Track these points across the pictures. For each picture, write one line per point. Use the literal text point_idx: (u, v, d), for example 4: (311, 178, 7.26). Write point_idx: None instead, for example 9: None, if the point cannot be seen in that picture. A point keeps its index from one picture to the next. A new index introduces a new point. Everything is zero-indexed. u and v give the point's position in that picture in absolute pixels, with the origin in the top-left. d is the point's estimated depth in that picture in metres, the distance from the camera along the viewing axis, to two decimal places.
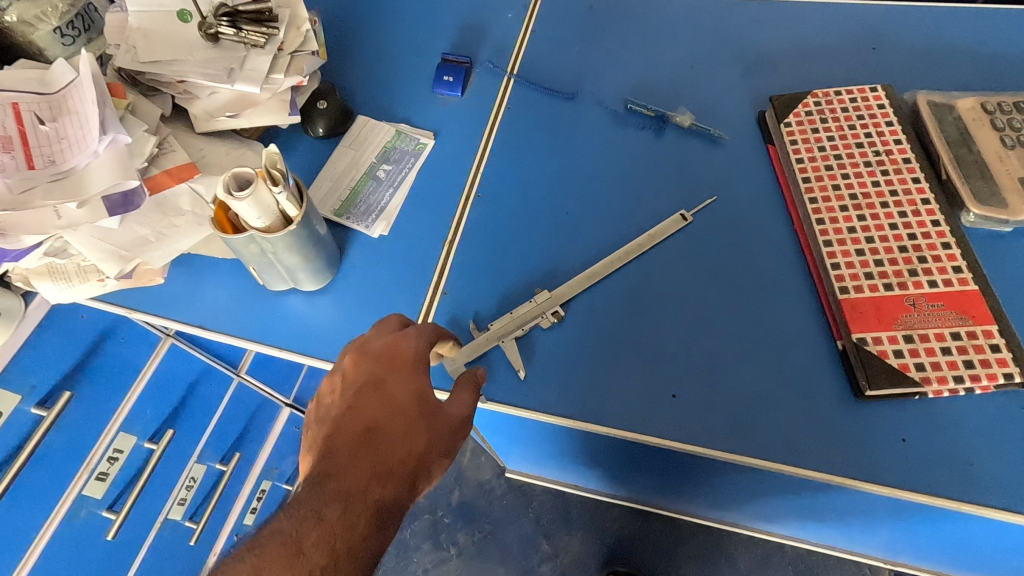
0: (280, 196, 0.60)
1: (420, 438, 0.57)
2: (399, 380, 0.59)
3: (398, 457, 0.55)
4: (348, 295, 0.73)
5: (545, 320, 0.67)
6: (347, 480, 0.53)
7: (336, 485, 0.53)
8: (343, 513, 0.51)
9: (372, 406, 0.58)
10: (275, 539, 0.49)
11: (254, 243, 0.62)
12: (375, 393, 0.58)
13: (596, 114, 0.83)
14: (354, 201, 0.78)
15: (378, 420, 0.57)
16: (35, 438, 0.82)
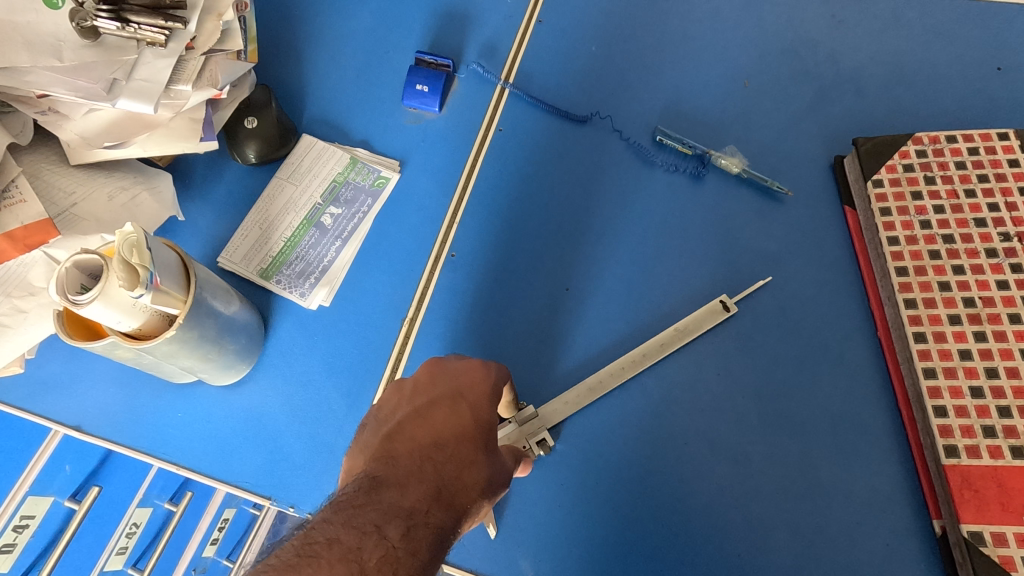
0: (142, 299, 0.41)
1: (488, 469, 0.40)
2: (480, 398, 0.43)
3: (470, 485, 0.38)
4: (268, 393, 0.55)
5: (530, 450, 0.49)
6: (407, 493, 0.36)
7: (395, 498, 0.35)
8: (407, 534, 0.33)
9: (442, 419, 0.41)
10: (319, 552, 0.31)
11: (122, 348, 0.44)
12: (449, 408, 0.42)
13: (614, 146, 0.62)
14: (291, 275, 0.59)
15: (448, 435, 0.40)
16: None
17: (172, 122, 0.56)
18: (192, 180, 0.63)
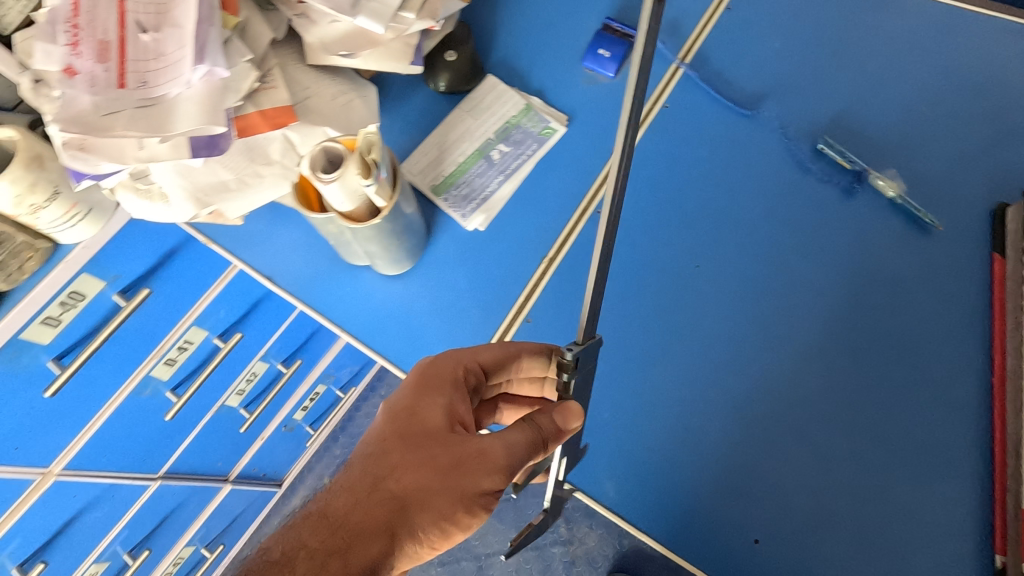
0: (369, 189, 0.51)
1: (415, 478, 0.45)
2: (418, 410, 0.48)
3: (403, 474, 0.45)
4: (418, 290, 0.65)
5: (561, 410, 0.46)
6: (322, 530, 0.43)
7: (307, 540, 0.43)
8: None
9: (380, 434, 0.48)
10: None
11: (334, 225, 0.55)
12: (397, 416, 0.49)
13: (771, 145, 0.65)
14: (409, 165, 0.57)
15: (401, 437, 0.47)
16: (209, 369, 1.02)
17: (391, 43, 0.65)
18: (388, 95, 0.72)
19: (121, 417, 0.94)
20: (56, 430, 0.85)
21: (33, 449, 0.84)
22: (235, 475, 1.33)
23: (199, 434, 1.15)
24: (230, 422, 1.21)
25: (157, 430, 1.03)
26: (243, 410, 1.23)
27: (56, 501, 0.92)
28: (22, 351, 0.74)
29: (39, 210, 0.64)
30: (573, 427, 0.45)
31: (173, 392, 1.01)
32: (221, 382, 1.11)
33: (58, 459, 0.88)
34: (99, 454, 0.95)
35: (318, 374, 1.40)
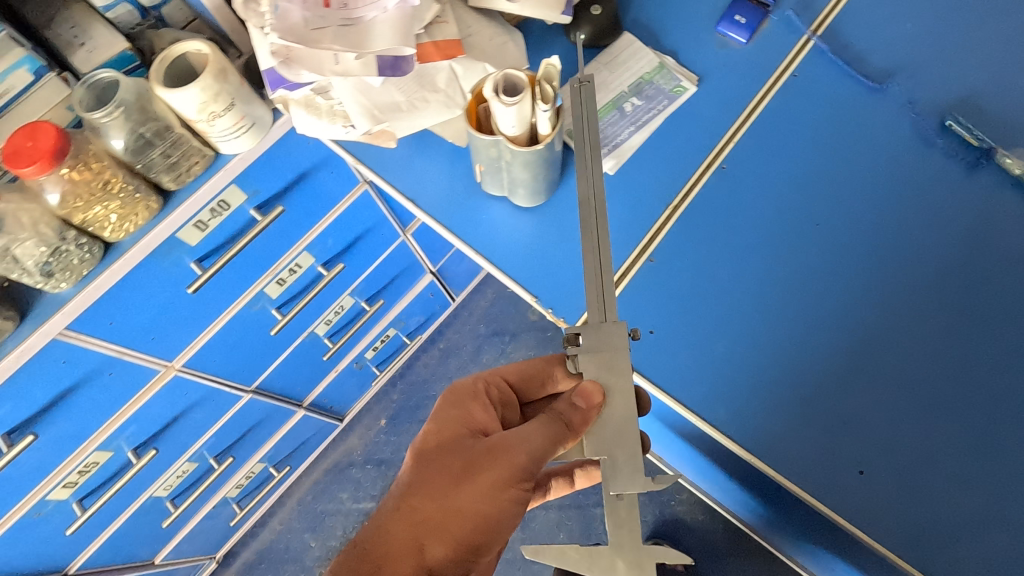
0: (541, 114, 0.57)
1: (437, 477, 0.58)
2: (441, 431, 0.63)
3: (430, 482, 0.58)
4: (549, 224, 0.71)
5: (612, 362, 0.49)
6: (374, 531, 0.57)
7: (364, 541, 0.57)
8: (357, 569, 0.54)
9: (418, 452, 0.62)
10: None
11: (497, 148, 0.60)
12: (429, 437, 0.63)
13: (899, 117, 0.69)
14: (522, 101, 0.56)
15: (432, 450, 0.61)
16: (313, 292, 1.10)
17: None
18: (529, 43, 0.77)
19: (235, 325, 1.02)
20: (186, 329, 0.94)
21: (165, 342, 0.92)
22: (308, 402, 1.42)
23: (289, 356, 1.23)
24: (315, 349, 1.29)
25: (259, 344, 1.12)
26: (327, 340, 1.31)
27: (172, 394, 1.01)
28: (175, 248, 0.83)
29: (215, 117, 0.72)
30: (597, 402, 0.48)
31: (278, 310, 1.09)
32: (316, 309, 1.20)
33: (180, 355, 0.97)
34: (211, 358, 1.04)
35: (390, 317, 1.48)
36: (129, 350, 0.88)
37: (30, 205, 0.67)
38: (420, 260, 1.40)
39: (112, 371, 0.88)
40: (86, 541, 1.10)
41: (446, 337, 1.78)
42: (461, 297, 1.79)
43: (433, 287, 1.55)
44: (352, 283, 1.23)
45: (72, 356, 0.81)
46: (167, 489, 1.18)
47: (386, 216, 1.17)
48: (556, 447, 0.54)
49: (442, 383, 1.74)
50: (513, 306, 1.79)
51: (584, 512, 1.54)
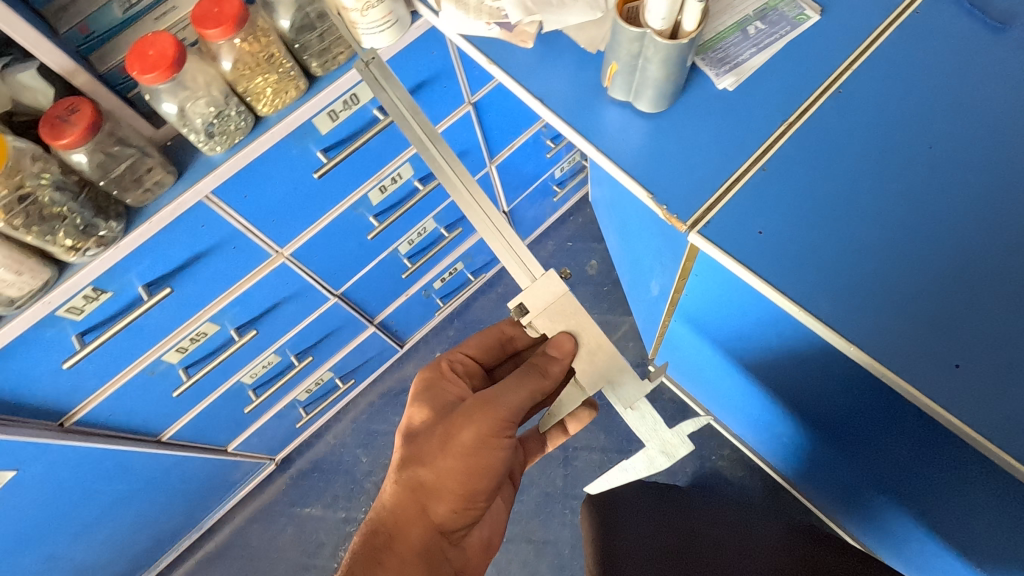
0: (692, 7, 0.62)
1: (425, 448, 0.77)
2: (422, 413, 0.82)
3: (422, 450, 0.77)
4: (668, 130, 0.76)
5: (569, 313, 0.72)
6: (385, 509, 0.78)
7: (380, 518, 0.78)
8: (379, 538, 0.76)
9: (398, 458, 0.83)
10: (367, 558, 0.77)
11: (641, 41, 0.67)
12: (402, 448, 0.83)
13: (1013, 59, 0.73)
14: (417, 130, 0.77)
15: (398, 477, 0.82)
16: (410, 203, 1.17)
17: None
18: None
19: (338, 224, 1.11)
20: (301, 217, 1.02)
21: (282, 227, 1.01)
22: (377, 321, 1.50)
23: (373, 269, 1.31)
24: (395, 267, 1.37)
25: (353, 249, 1.20)
26: (406, 260, 1.38)
27: (277, 281, 1.10)
28: (308, 134, 0.90)
29: (368, 8, 0.79)
30: (570, 347, 0.71)
31: (375, 217, 1.16)
32: (404, 225, 1.27)
33: (289, 244, 1.06)
34: (314, 253, 1.12)
35: (461, 250, 1.55)
36: (253, 227, 0.96)
37: (208, 68, 0.77)
38: (497, 196, 1.48)
39: (236, 246, 0.96)
40: (181, 412, 1.19)
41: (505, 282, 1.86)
42: (522, 245, 1.85)
43: (503, 227, 1.62)
44: (438, 205, 1.30)
45: (210, 223, 0.89)
46: (252, 378, 1.28)
47: (479, 143, 1.24)
48: (527, 397, 0.75)
49: None
50: (572, 259, 1.86)
51: (626, 457, 1.61)
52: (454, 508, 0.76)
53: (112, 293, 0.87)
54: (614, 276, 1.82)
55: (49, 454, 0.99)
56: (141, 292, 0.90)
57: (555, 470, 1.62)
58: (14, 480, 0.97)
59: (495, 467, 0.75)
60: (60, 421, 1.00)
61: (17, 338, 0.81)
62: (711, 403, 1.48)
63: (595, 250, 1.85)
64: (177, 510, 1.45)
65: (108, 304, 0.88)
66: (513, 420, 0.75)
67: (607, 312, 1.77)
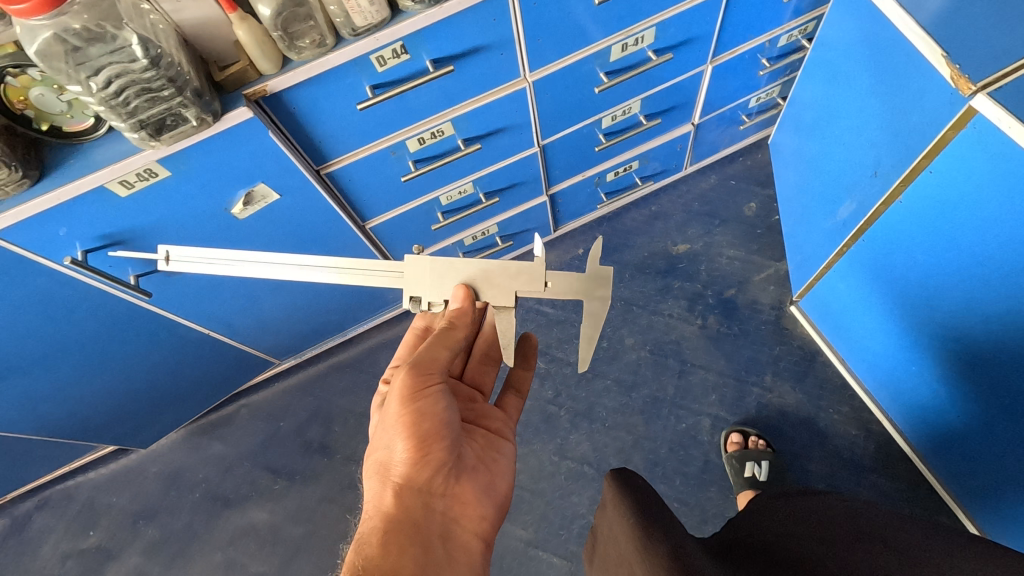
0: None
1: (378, 435, 0.85)
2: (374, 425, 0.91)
3: (376, 440, 0.86)
4: None
5: (446, 274, 0.92)
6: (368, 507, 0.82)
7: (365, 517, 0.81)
8: (369, 526, 0.78)
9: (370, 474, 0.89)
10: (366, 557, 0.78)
11: None
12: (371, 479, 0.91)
13: None
14: (287, 269, 0.90)
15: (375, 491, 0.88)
16: (641, 68, 1.26)
17: None
18: None
19: (578, 68, 1.22)
20: (558, 46, 1.14)
21: (541, 50, 1.13)
22: (552, 192, 1.61)
23: (575, 133, 1.42)
24: (591, 139, 1.47)
25: (576, 101, 1.31)
26: (602, 135, 1.48)
27: (511, 106, 1.22)
28: None
29: None
30: (462, 292, 0.90)
31: (606, 75, 1.27)
32: (619, 96, 1.37)
33: (537, 71, 1.18)
34: (548, 90, 1.23)
35: (643, 148, 1.63)
36: (523, 41, 1.09)
37: None
38: (696, 103, 1.55)
39: (503, 53, 1.09)
40: (390, 206, 1.36)
41: (660, 202, 1.92)
42: (686, 170, 1.91)
43: (685, 140, 1.68)
44: (654, 85, 1.39)
45: (499, 19, 1.02)
46: (447, 200, 1.43)
47: (714, 33, 1.31)
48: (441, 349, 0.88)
49: (644, 238, 1.88)
50: (731, 196, 1.89)
51: (741, 386, 1.65)
52: (418, 467, 0.81)
53: (409, 58, 1.01)
54: (769, 222, 1.84)
55: (306, 193, 1.16)
56: (428, 65, 1.04)
57: (668, 379, 1.69)
58: (274, 205, 1.15)
59: (436, 413, 0.84)
60: (318, 168, 1.16)
61: (336, 69, 0.97)
62: (850, 349, 1.52)
63: (757, 194, 1.88)
64: (340, 306, 1.65)
65: (404, 66, 1.02)
66: (435, 371, 0.88)
67: (755, 253, 1.80)
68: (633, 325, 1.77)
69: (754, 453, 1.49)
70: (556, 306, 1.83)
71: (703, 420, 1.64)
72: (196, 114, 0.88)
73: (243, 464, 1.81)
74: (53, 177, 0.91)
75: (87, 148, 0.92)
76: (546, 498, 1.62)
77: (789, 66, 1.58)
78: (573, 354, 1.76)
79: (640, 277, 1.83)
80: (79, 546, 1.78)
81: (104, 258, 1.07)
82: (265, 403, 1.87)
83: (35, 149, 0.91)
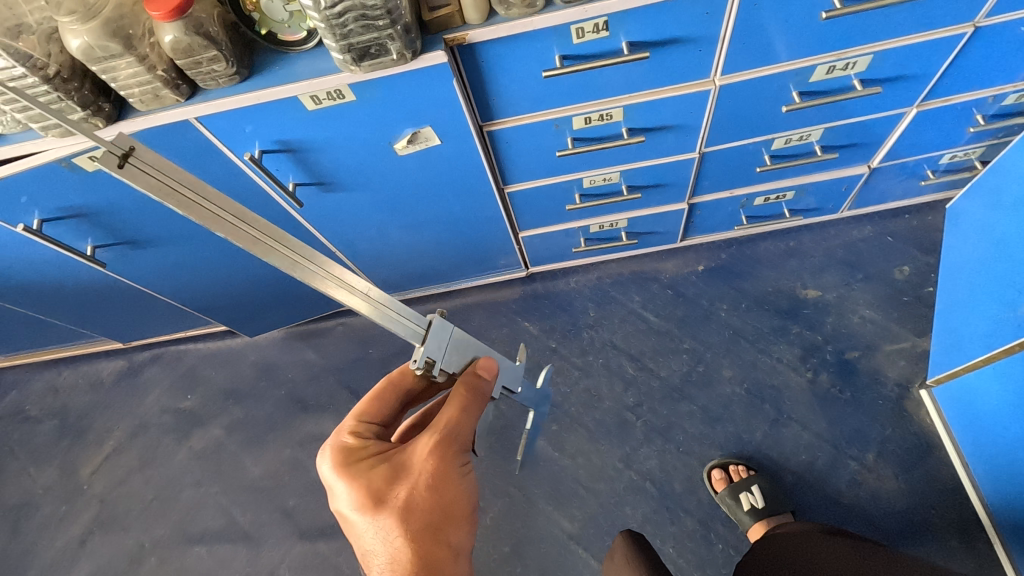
0: None
1: (414, 493, 0.75)
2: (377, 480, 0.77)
3: (416, 499, 0.75)
4: None
5: (466, 344, 0.81)
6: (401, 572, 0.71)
7: None
8: None
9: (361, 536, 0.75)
10: None
11: None
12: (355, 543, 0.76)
13: None
14: (207, 218, 0.56)
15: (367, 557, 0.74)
16: (841, 96, 1.16)
17: None
18: None
19: (772, 82, 1.13)
20: (760, 54, 1.06)
21: (740, 54, 1.06)
22: (693, 201, 1.54)
23: (741, 147, 1.33)
24: (755, 157, 1.38)
25: (757, 114, 1.22)
26: (768, 157, 1.38)
27: (690, 104, 1.16)
28: None
29: None
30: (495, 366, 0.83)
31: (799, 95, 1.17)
32: (802, 121, 1.27)
33: (729, 76, 1.11)
34: (730, 96, 1.16)
35: (806, 180, 1.51)
36: (727, 41, 1.02)
37: None
38: (882, 146, 1.41)
39: (701, 49, 1.03)
40: (534, 176, 1.35)
41: (801, 239, 1.79)
42: (841, 213, 1.75)
43: (853, 182, 1.54)
44: (844, 117, 1.28)
45: (712, 14, 0.97)
46: (589, 183, 1.40)
47: (934, 76, 1.17)
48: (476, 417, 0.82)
49: (773, 272, 1.76)
50: (884, 254, 1.72)
51: (837, 454, 1.53)
52: (461, 533, 0.76)
53: (607, 36, 0.98)
54: (920, 292, 1.66)
55: (464, 144, 1.17)
56: (624, 47, 1.00)
57: (759, 423, 1.60)
58: (432, 149, 1.17)
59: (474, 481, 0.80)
60: (482, 124, 1.17)
61: (535, 33, 0.96)
62: (980, 453, 1.36)
63: (915, 258, 1.70)
64: (454, 259, 1.69)
65: (599, 43, 0.99)
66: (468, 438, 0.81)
67: (894, 320, 1.64)
68: (737, 357, 1.68)
69: (743, 482, 1.47)
70: (660, 316, 1.77)
71: (785, 475, 1.54)
72: (397, 49, 0.91)
73: (328, 376, 1.93)
74: (258, 79, 0.97)
75: (291, 58, 0.98)
76: (599, 499, 1.59)
77: (1004, 131, 1.39)
78: (665, 368, 1.71)
79: (758, 311, 1.72)
80: (177, 404, 1.99)
81: (274, 161, 1.14)
82: (361, 328, 1.97)
83: (249, 50, 0.98)
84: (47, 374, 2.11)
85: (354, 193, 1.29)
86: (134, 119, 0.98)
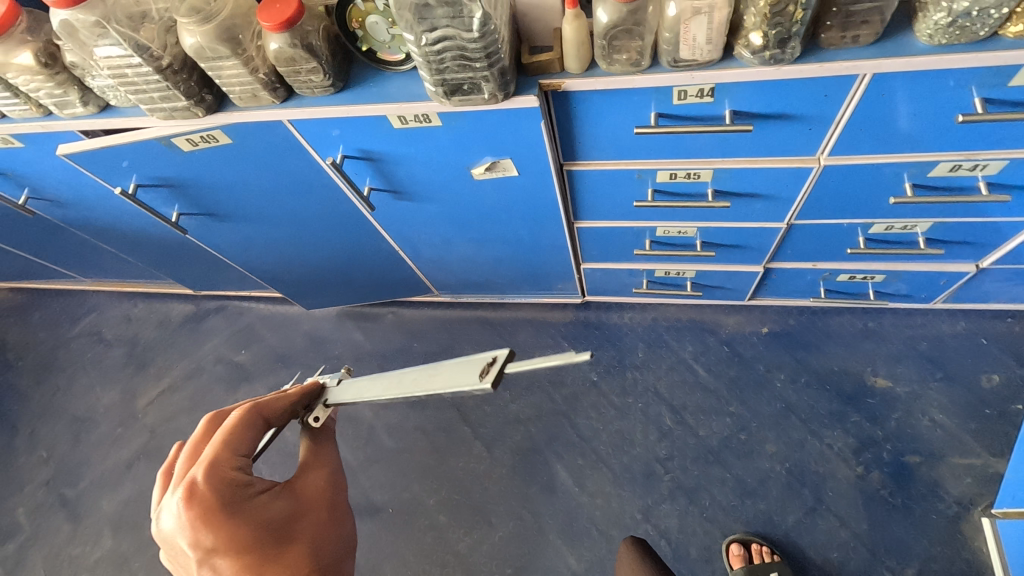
0: None
1: (319, 530, 0.76)
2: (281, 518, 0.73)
3: (322, 534, 0.76)
4: None
5: None
6: None
7: None
8: None
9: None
10: None
11: None
12: None
13: None
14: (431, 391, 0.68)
15: None
16: (960, 197, 1.04)
17: None
18: None
19: (883, 171, 1.03)
20: (877, 142, 0.97)
21: (854, 139, 0.97)
22: (771, 265, 1.45)
23: (835, 225, 1.23)
24: (848, 237, 1.27)
25: (860, 198, 1.13)
26: (863, 240, 1.28)
27: (786, 178, 1.08)
28: (996, 78, 0.82)
29: None
30: None
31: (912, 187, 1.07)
32: (910, 211, 1.16)
33: (837, 157, 1.02)
34: (834, 177, 1.07)
35: (900, 267, 1.39)
36: (841, 125, 0.94)
37: None
38: (997, 249, 1.27)
39: (811, 128, 0.95)
40: (606, 216, 1.31)
41: (881, 322, 1.66)
42: (933, 304, 1.61)
43: (955, 278, 1.41)
44: (959, 215, 1.15)
45: (831, 97, 0.89)
46: (662, 233, 1.34)
47: None
48: None
49: (842, 351, 1.65)
50: (972, 357, 1.57)
51: (872, 561, 1.43)
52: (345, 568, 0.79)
53: (710, 101, 0.92)
54: (1006, 407, 1.51)
55: (540, 179, 1.14)
56: (726, 114, 0.94)
57: (794, 507, 1.52)
58: (508, 179, 1.15)
59: None
60: (563, 162, 1.13)
61: (633, 90, 0.91)
62: None
63: (1007, 369, 1.54)
64: (512, 276, 1.68)
65: (699, 107, 0.93)
66: None
67: (968, 431, 1.50)
68: (785, 432, 1.59)
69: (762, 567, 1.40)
70: (711, 372, 1.70)
71: (811, 569, 1.45)
72: (491, 90, 0.89)
73: (371, 361, 1.98)
74: (351, 93, 0.98)
75: (386, 77, 0.98)
76: (610, 545, 1.57)
77: None
78: (705, 427, 1.64)
79: (817, 389, 1.62)
80: (231, 356, 2.10)
81: (353, 166, 1.15)
82: (410, 320, 2.01)
83: (347, 62, 0.99)
84: (126, 303, 2.29)
85: (423, 204, 1.29)
86: (230, 112, 1.02)
